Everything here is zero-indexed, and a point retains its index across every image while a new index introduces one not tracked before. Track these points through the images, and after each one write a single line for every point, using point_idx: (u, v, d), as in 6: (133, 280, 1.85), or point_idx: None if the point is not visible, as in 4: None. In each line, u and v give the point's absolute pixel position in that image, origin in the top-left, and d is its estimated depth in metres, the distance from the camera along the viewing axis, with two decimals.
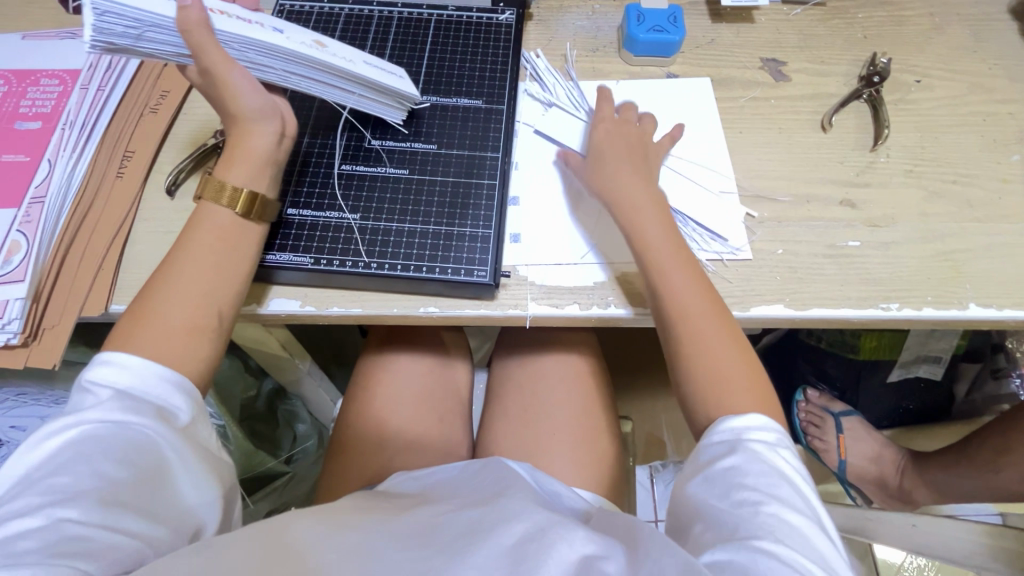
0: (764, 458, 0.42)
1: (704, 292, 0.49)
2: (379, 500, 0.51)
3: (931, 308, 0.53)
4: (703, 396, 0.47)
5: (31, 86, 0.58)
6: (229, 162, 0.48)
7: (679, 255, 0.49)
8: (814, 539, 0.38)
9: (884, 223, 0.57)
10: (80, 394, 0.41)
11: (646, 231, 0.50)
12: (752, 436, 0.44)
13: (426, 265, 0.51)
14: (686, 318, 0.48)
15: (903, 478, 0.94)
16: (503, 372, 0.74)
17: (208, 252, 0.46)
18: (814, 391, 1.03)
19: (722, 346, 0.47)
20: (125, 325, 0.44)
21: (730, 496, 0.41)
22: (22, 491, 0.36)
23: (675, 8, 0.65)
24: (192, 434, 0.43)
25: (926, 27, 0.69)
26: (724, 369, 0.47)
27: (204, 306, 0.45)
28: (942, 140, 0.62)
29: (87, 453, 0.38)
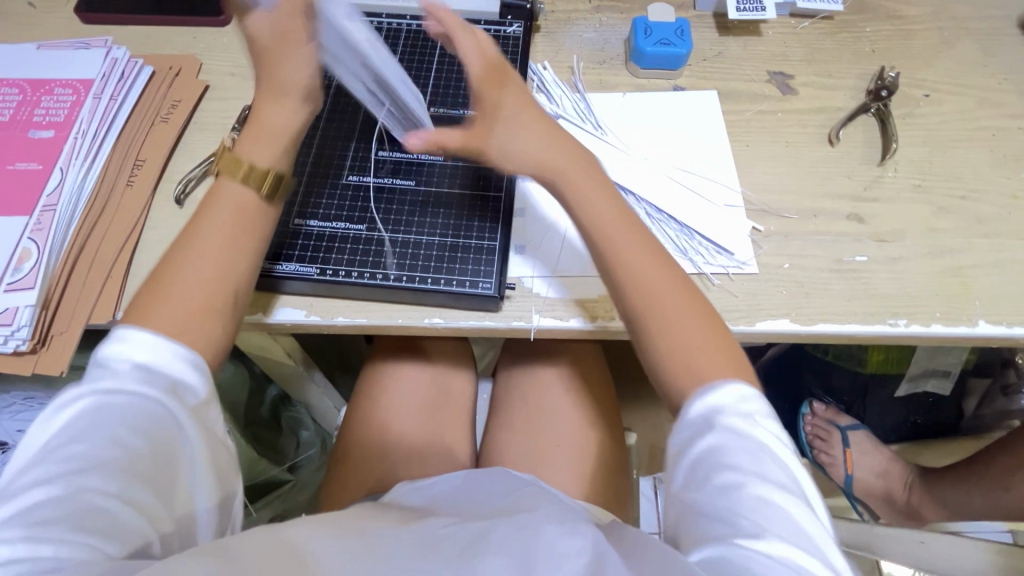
0: (749, 433, 0.41)
1: (669, 276, 0.46)
2: (383, 510, 0.51)
3: (939, 324, 0.53)
4: (675, 369, 0.44)
5: (45, 95, 0.59)
6: (252, 137, 0.48)
7: (642, 249, 0.46)
8: (800, 519, 0.38)
9: (892, 239, 0.57)
10: (95, 368, 0.41)
11: (603, 220, 0.46)
12: (734, 407, 0.42)
13: (431, 277, 0.51)
14: (648, 299, 0.45)
15: (911, 494, 0.93)
16: (507, 381, 0.74)
17: (226, 228, 0.46)
18: (820, 405, 1.02)
19: (685, 315, 0.45)
20: (143, 296, 0.44)
21: (714, 473, 0.40)
22: (41, 461, 0.37)
23: (682, 21, 0.65)
24: (205, 411, 0.43)
25: (934, 42, 0.69)
26: (692, 340, 0.44)
27: (224, 282, 0.45)
28: (951, 154, 0.62)
29: (102, 426, 0.38)
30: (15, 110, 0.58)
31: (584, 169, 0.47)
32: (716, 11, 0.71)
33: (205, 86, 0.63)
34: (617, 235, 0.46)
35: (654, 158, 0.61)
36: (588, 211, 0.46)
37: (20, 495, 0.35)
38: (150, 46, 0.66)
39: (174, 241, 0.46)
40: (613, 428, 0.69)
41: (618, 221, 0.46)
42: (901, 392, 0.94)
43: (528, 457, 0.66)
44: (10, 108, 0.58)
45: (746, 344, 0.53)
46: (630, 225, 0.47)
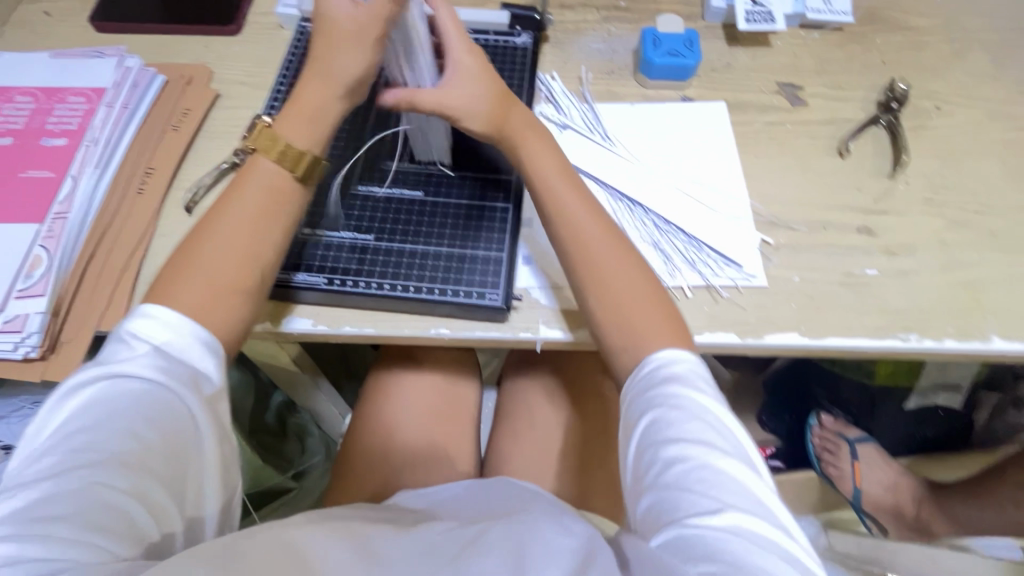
0: (694, 404, 0.43)
1: (619, 253, 0.49)
2: (385, 514, 0.52)
3: (951, 340, 0.52)
4: (621, 339, 0.47)
5: (59, 104, 0.60)
6: (291, 115, 0.48)
7: (609, 237, 0.49)
8: (746, 485, 0.41)
9: (903, 252, 0.56)
10: (116, 345, 0.42)
11: (572, 218, 0.49)
12: (677, 377, 0.45)
13: (438, 287, 0.51)
14: (600, 274, 0.48)
15: (921, 509, 0.92)
16: (512, 391, 0.73)
17: (256, 211, 0.46)
18: (829, 417, 0.97)
19: (629, 281, 0.48)
20: (165, 276, 0.45)
21: (664, 446, 0.42)
22: (57, 447, 0.38)
23: (691, 33, 0.65)
24: (216, 402, 0.43)
25: (945, 53, 0.69)
26: (633, 306, 0.47)
27: (250, 265, 0.46)
28: (963, 168, 0.61)
29: (116, 415, 0.39)
30: (29, 118, 0.59)
31: (555, 165, 0.51)
32: (725, 22, 0.71)
33: (216, 95, 0.64)
34: (583, 218, 0.49)
35: (662, 170, 0.61)
36: (551, 190, 0.50)
37: (37, 483, 0.36)
38: (163, 54, 0.67)
39: (210, 210, 0.47)
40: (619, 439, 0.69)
41: (574, 197, 0.50)
42: (910, 404, 0.96)
43: (534, 467, 0.65)
44: (24, 116, 0.59)
45: (754, 358, 0.53)
46: (591, 207, 0.50)
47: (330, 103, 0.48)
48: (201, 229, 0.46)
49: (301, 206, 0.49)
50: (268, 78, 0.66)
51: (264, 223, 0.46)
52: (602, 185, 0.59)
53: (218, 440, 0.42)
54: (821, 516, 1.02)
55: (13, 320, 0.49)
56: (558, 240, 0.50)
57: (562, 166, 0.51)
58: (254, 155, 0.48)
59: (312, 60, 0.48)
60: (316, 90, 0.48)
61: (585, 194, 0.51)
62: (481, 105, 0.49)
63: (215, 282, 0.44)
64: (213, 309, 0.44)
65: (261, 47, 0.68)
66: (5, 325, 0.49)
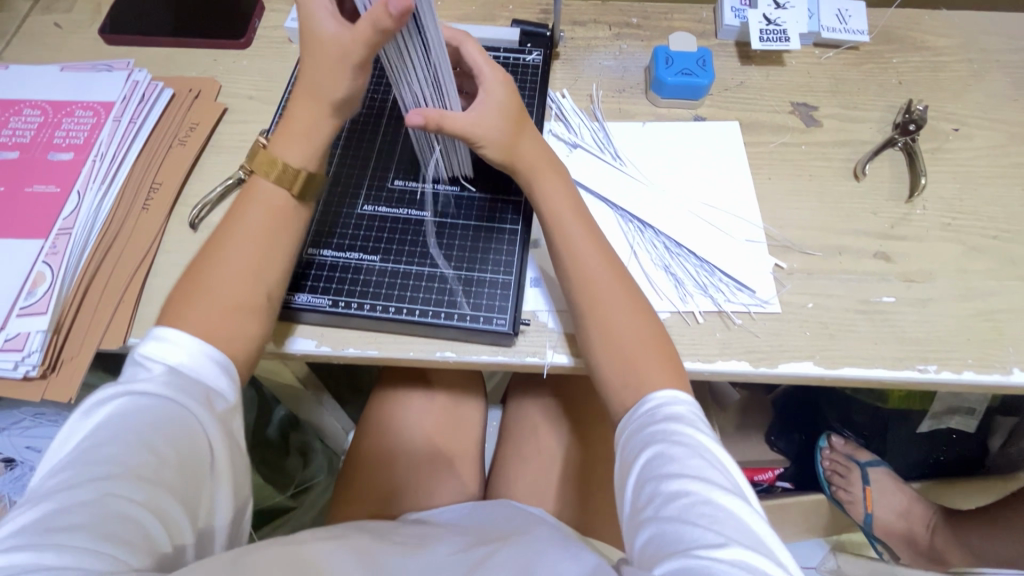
0: (691, 439, 0.42)
1: (618, 281, 0.48)
2: (390, 530, 0.53)
3: (971, 371, 0.51)
4: (619, 374, 0.46)
5: (66, 117, 0.60)
6: (282, 136, 0.47)
7: (611, 268, 0.48)
8: (749, 523, 0.38)
9: (921, 279, 0.55)
10: (134, 368, 0.42)
11: (575, 246, 0.49)
12: (672, 412, 0.44)
13: (443, 311, 0.50)
14: (601, 303, 0.47)
15: (934, 536, 0.91)
16: (517, 411, 0.72)
17: (255, 227, 0.46)
18: (840, 438, 0.96)
19: (628, 319, 0.47)
20: (178, 297, 0.45)
21: (662, 481, 0.40)
22: (71, 463, 0.37)
23: (704, 51, 0.64)
24: (230, 419, 0.43)
25: (964, 74, 0.67)
26: (629, 343, 0.46)
27: (254, 284, 0.45)
28: (981, 192, 0.60)
29: (132, 429, 0.38)
30: (37, 132, 0.59)
31: (561, 194, 0.50)
32: (738, 40, 0.70)
33: (223, 109, 0.63)
34: (589, 257, 0.48)
35: (674, 191, 0.60)
36: (561, 226, 0.49)
37: (51, 496, 0.35)
38: (171, 68, 0.67)
39: (213, 231, 0.47)
40: None
41: (581, 232, 0.49)
42: (923, 427, 0.93)
43: (539, 490, 0.64)
44: (32, 130, 0.59)
45: (768, 387, 0.51)
46: (597, 244, 0.49)
47: (322, 123, 0.47)
48: (206, 251, 0.46)
49: (301, 224, 0.49)
50: (276, 92, 0.65)
51: (265, 241, 0.46)
52: (613, 207, 0.58)
53: (228, 460, 0.42)
54: (830, 538, 1.05)
55: (14, 339, 0.48)
56: (560, 267, 0.49)
57: (573, 201, 0.51)
58: (253, 177, 0.48)
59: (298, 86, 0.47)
60: (305, 110, 0.47)
61: (588, 223, 0.50)
62: (502, 136, 0.48)
63: (221, 301, 0.44)
64: (223, 331, 0.44)
65: (269, 61, 0.67)
66: (5, 343, 0.48)
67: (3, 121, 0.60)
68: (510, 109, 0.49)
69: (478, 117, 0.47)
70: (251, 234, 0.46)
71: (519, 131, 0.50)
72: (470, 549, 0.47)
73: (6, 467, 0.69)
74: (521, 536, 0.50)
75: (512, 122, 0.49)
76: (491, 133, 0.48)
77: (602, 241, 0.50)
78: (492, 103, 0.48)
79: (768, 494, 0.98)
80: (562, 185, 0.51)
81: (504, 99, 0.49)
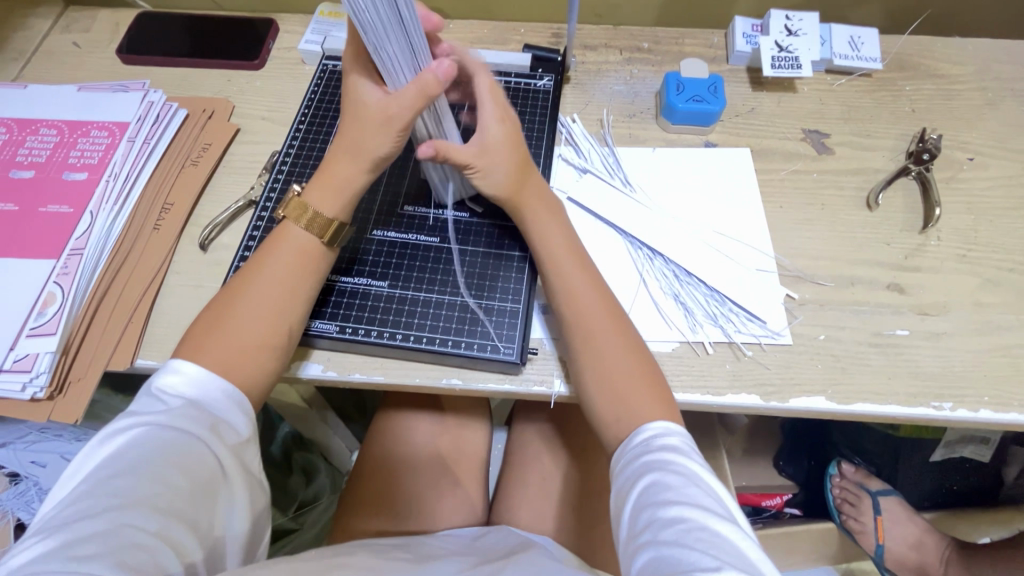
0: (688, 468, 0.41)
1: (615, 322, 0.48)
2: (393, 549, 0.52)
3: (988, 410, 0.50)
4: (613, 409, 0.46)
5: (82, 137, 0.60)
6: (318, 187, 0.48)
7: (608, 307, 0.48)
8: (746, 550, 0.36)
9: (936, 311, 0.54)
10: (147, 399, 0.42)
11: (573, 286, 0.48)
12: (669, 443, 0.43)
13: (451, 339, 0.50)
14: (597, 343, 0.47)
15: (948, 570, 0.88)
16: (522, 435, 0.71)
17: (283, 270, 0.47)
18: (850, 465, 0.94)
19: (620, 354, 0.46)
20: (199, 331, 0.45)
21: (658, 507, 0.39)
22: (87, 491, 0.37)
23: (716, 78, 0.64)
24: (244, 452, 0.43)
25: (978, 103, 0.67)
26: (622, 377, 0.46)
27: (274, 324, 0.46)
28: (998, 224, 0.59)
29: (147, 458, 0.38)
30: (52, 151, 0.60)
31: (563, 239, 0.50)
32: (750, 66, 0.70)
33: (236, 130, 0.64)
34: (584, 288, 0.48)
35: (684, 218, 0.59)
36: (559, 262, 0.49)
37: (68, 526, 0.34)
38: (186, 88, 0.68)
39: (239, 271, 0.48)
40: None
41: (577, 267, 0.49)
42: (936, 456, 0.91)
43: (545, 517, 0.64)
44: (48, 150, 0.60)
45: (778, 421, 0.50)
46: (591, 277, 0.49)
47: (357, 177, 0.48)
48: (231, 289, 0.47)
49: (326, 268, 0.49)
50: (289, 114, 0.66)
51: (292, 283, 0.47)
52: (623, 233, 0.58)
53: (240, 490, 0.42)
54: (839, 565, 1.03)
55: (22, 360, 0.49)
56: (557, 306, 0.49)
57: (569, 235, 0.51)
58: (284, 223, 0.49)
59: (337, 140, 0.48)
60: (337, 164, 0.48)
61: (587, 264, 0.50)
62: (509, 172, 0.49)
63: (242, 339, 0.44)
64: (237, 368, 0.44)
65: (283, 82, 0.68)
66: (14, 364, 0.49)
67: (20, 140, 0.60)
68: (513, 145, 0.49)
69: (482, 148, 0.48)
70: (278, 277, 0.47)
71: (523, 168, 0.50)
72: (474, 569, 0.47)
73: (12, 481, 0.70)
74: (524, 556, 0.49)
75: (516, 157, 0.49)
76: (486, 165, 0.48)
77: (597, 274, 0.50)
78: (498, 139, 0.48)
79: (775, 520, 0.97)
80: (557, 220, 0.51)
81: (507, 138, 0.49)
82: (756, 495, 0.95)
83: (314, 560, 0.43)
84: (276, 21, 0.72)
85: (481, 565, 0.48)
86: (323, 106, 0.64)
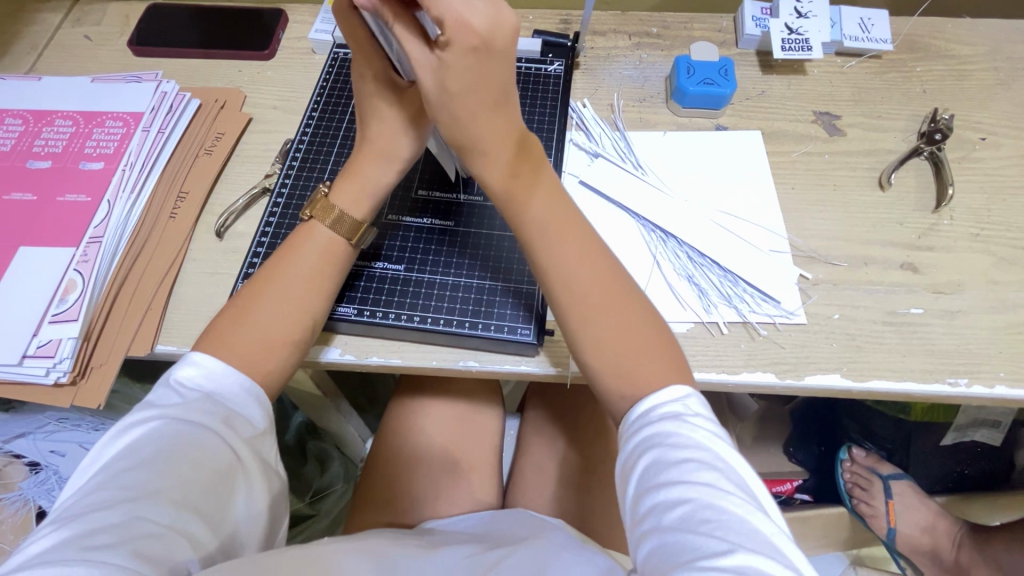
0: (689, 439, 0.40)
1: (612, 297, 0.45)
2: (407, 534, 0.53)
3: (1003, 386, 0.50)
4: (612, 379, 0.44)
5: (97, 128, 0.61)
6: (346, 187, 0.50)
7: (604, 281, 0.45)
8: (756, 525, 0.36)
9: (949, 290, 0.54)
10: (164, 390, 0.42)
11: (562, 267, 0.45)
12: (668, 414, 0.42)
13: (468, 321, 0.51)
14: (589, 324, 0.44)
15: (960, 553, 0.89)
16: (535, 420, 0.72)
17: (307, 266, 0.47)
18: (860, 450, 0.95)
19: (616, 330, 0.44)
20: (222, 324, 0.45)
21: (660, 491, 0.38)
22: (104, 482, 0.37)
23: (726, 60, 0.64)
24: (260, 442, 0.43)
25: (990, 82, 0.67)
26: (621, 346, 0.44)
27: (297, 316, 0.46)
28: (1011, 203, 0.59)
29: (162, 452, 0.39)
30: (68, 142, 0.60)
31: (551, 206, 0.46)
32: (759, 49, 0.70)
33: (248, 119, 0.64)
34: (579, 263, 0.45)
35: (696, 200, 0.59)
36: (545, 240, 0.45)
37: (85, 515, 0.35)
38: (198, 77, 0.68)
39: (262, 266, 0.48)
40: None
41: (568, 248, 0.45)
42: (947, 440, 0.91)
43: (559, 500, 0.64)
44: (63, 140, 0.60)
45: (794, 399, 0.51)
46: (591, 254, 0.46)
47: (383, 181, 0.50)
48: (252, 285, 0.47)
49: (349, 265, 0.50)
50: (301, 102, 0.66)
51: (316, 280, 0.47)
52: (635, 216, 0.58)
53: (257, 479, 0.42)
54: (850, 552, 1.03)
55: (46, 346, 0.49)
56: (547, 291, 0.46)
57: (567, 210, 0.46)
58: (307, 220, 0.49)
59: (362, 145, 0.50)
60: (366, 162, 0.50)
61: (576, 235, 0.46)
62: (495, 143, 0.43)
63: (264, 331, 0.45)
64: (258, 358, 0.44)
65: (293, 72, 0.68)
66: (37, 350, 0.49)
67: (36, 131, 0.61)
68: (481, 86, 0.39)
69: (442, 91, 0.40)
70: (300, 270, 0.47)
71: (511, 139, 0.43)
72: (488, 551, 0.48)
73: (32, 471, 0.68)
74: (537, 540, 0.50)
75: (492, 112, 0.41)
76: (428, 77, 0.40)
77: (600, 250, 0.46)
78: (460, 76, 0.39)
79: (786, 506, 0.97)
80: (548, 192, 0.46)
81: (473, 77, 0.39)
82: (768, 481, 0.96)
83: (330, 543, 0.44)
84: (285, 11, 0.72)
85: (495, 547, 0.49)
86: (334, 94, 0.64)
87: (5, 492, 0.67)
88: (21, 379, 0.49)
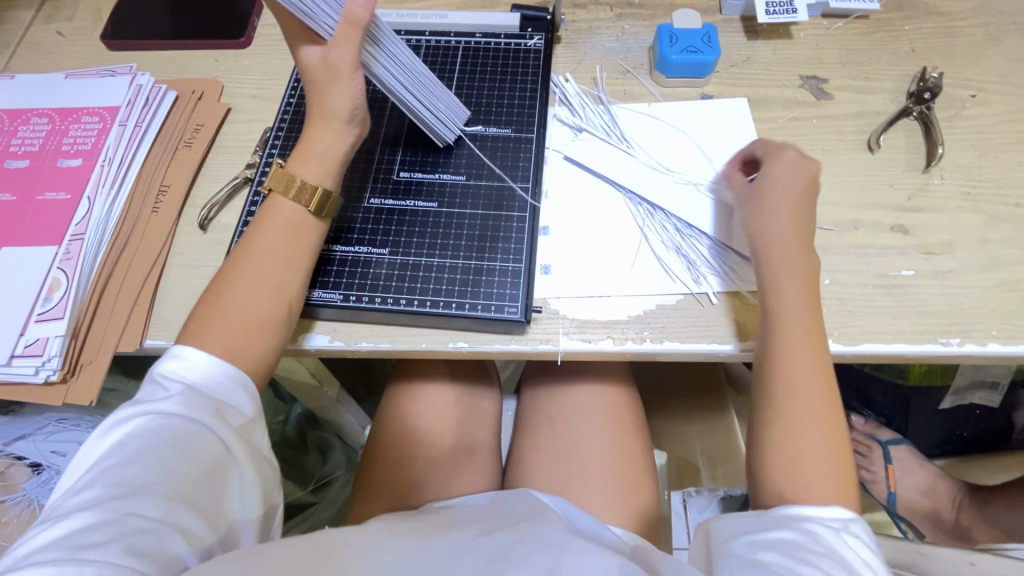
0: (836, 547, 0.39)
1: (823, 404, 0.44)
2: (408, 519, 0.53)
3: (997, 343, 0.49)
4: (784, 479, 0.43)
5: (73, 124, 0.60)
6: (301, 158, 0.49)
7: (823, 395, 0.44)
8: None
9: (941, 250, 0.53)
10: (151, 386, 0.42)
11: (794, 365, 0.44)
12: (832, 522, 0.40)
13: (455, 302, 0.50)
14: (797, 419, 0.43)
15: (960, 513, 0.89)
16: (532, 400, 0.72)
17: (272, 244, 0.47)
18: (860, 418, 0.98)
19: (818, 440, 0.43)
20: (200, 311, 0.45)
21: (789, 559, 0.38)
22: (93, 480, 0.38)
23: (710, 27, 0.62)
24: (250, 433, 0.43)
25: (979, 38, 0.65)
26: (813, 453, 0.42)
27: (275, 297, 0.46)
28: (1002, 159, 0.58)
29: (152, 448, 0.39)
30: (45, 140, 0.59)
31: (808, 310, 0.46)
32: (744, 14, 0.68)
33: (227, 110, 0.63)
34: (813, 369, 0.44)
35: (679, 166, 0.58)
36: (789, 335, 0.45)
37: (74, 514, 0.36)
38: (173, 69, 0.67)
39: (234, 250, 0.48)
40: (645, 452, 0.67)
41: (814, 353, 0.45)
42: (945, 405, 0.92)
43: (559, 479, 0.64)
44: (40, 138, 0.60)
45: None
46: (818, 360, 0.45)
47: (341, 142, 0.49)
48: (225, 269, 0.46)
49: (319, 240, 0.49)
50: (279, 90, 0.65)
51: (284, 256, 0.47)
52: (622, 190, 0.57)
53: (253, 471, 0.42)
54: None
55: (33, 345, 0.49)
56: (764, 376, 0.46)
57: (813, 309, 0.46)
58: (270, 196, 0.49)
59: (311, 109, 0.49)
60: (323, 132, 0.49)
61: (819, 347, 0.45)
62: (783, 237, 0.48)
63: (242, 315, 0.44)
64: (242, 345, 0.44)
65: (270, 59, 0.67)
66: (25, 349, 0.49)
67: (12, 130, 0.60)
68: (796, 205, 0.49)
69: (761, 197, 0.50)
70: (272, 250, 0.47)
71: (802, 248, 0.48)
72: (489, 535, 0.48)
73: (34, 472, 0.65)
74: (538, 522, 0.50)
75: (795, 225, 0.48)
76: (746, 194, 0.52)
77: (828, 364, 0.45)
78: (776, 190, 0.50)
79: None
80: (809, 299, 0.46)
81: (787, 196, 0.49)
82: None
83: (328, 530, 0.44)
84: None
85: (494, 531, 0.49)
86: None
87: (8, 494, 0.64)
88: (12, 379, 0.49)
